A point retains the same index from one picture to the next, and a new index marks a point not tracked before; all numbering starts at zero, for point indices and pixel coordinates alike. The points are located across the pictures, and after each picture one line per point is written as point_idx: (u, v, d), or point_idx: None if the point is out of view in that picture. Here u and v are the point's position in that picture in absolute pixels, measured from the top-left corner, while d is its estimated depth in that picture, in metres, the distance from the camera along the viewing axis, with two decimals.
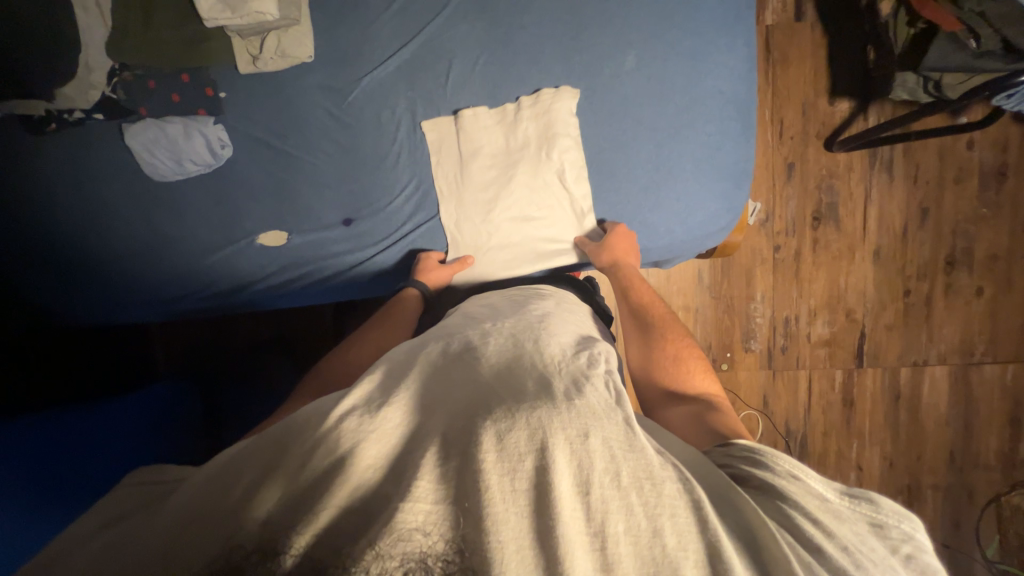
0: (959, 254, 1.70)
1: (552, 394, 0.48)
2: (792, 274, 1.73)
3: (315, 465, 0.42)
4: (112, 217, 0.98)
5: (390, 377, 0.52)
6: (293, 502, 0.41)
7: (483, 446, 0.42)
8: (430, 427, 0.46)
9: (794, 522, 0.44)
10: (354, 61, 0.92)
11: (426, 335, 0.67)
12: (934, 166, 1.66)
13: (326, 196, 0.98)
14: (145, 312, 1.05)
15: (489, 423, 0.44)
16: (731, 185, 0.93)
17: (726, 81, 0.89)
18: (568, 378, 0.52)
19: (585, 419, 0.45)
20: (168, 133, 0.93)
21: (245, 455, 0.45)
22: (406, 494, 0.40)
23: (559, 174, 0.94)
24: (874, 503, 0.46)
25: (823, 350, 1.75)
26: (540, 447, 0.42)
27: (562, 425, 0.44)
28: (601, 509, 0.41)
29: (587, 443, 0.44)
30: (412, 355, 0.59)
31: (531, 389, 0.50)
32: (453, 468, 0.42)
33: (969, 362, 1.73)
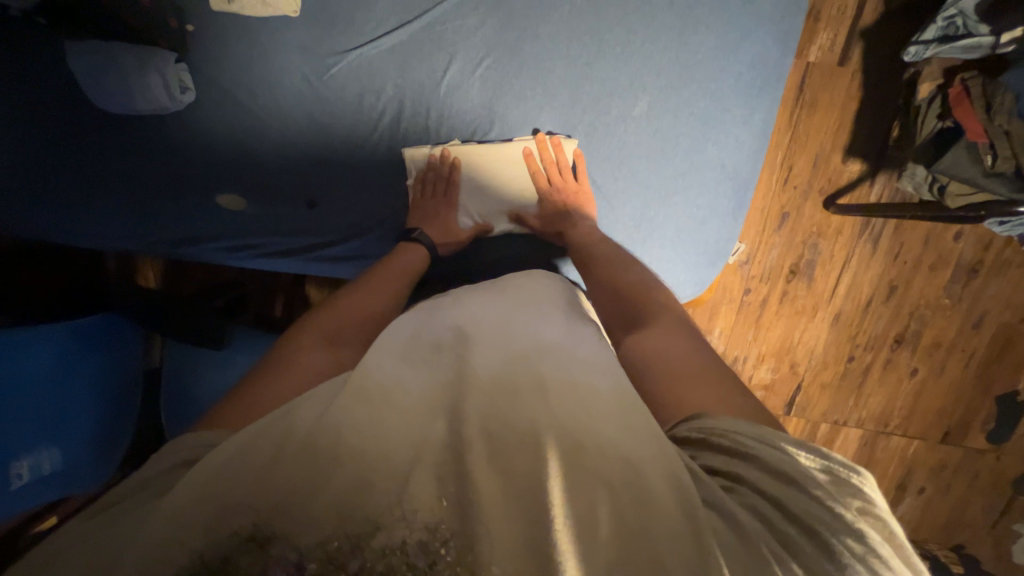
0: (908, 335, 1.77)
1: (547, 404, 0.50)
2: (753, 318, 1.77)
3: (316, 449, 0.44)
4: (56, 137, 0.89)
5: (379, 370, 0.54)
6: (291, 491, 0.42)
7: (476, 447, 0.45)
8: (427, 423, 0.48)
9: (764, 513, 0.44)
10: (345, 29, 0.83)
11: (417, 321, 0.68)
12: (917, 248, 1.68)
13: (293, 170, 0.91)
14: (98, 245, 0.96)
15: (483, 428, 0.47)
16: (706, 259, 0.89)
17: (731, 154, 0.84)
18: (565, 385, 0.54)
19: (576, 430, 0.48)
20: (119, 63, 0.82)
21: (244, 448, 0.45)
22: (403, 492, 0.42)
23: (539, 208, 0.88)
24: (829, 458, 0.48)
25: (758, 392, 1.85)
26: (531, 452, 0.45)
27: (555, 435, 0.47)
28: (590, 515, 0.42)
29: (579, 452, 0.46)
30: (406, 347, 0.60)
31: (528, 391, 0.52)
32: (449, 464, 0.44)
33: (881, 431, 1.87)
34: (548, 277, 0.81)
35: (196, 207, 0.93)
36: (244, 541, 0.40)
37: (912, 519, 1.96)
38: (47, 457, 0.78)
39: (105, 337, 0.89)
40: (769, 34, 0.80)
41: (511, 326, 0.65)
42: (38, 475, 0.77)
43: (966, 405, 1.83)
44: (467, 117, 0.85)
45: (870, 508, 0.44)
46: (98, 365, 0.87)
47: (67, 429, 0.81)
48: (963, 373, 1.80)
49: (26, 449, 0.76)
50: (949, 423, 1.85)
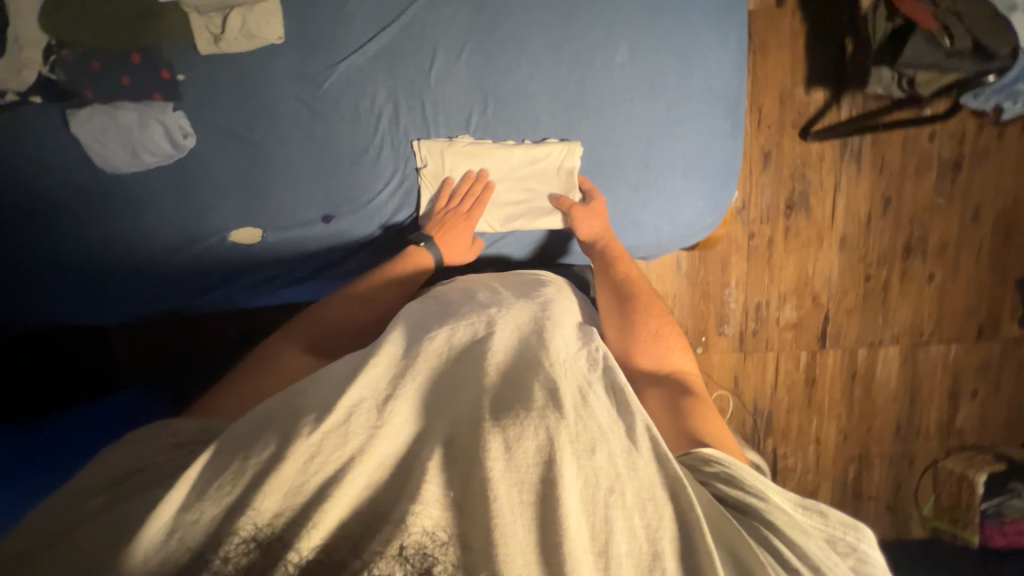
0: (915, 242, 1.80)
1: (559, 405, 0.55)
2: (765, 261, 1.79)
3: (330, 463, 0.49)
4: (64, 213, 0.89)
5: (391, 371, 0.58)
6: (303, 503, 0.48)
7: (494, 456, 0.51)
8: (433, 424, 0.55)
9: (769, 538, 0.53)
10: (328, 45, 0.86)
11: (415, 317, 0.72)
12: (897, 157, 1.74)
13: (302, 193, 0.92)
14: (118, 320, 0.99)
15: (500, 433, 0.53)
16: (718, 183, 0.92)
17: (716, 78, 0.88)
18: (574, 386, 0.59)
19: (593, 436, 0.54)
20: (120, 121, 0.84)
21: (233, 446, 0.51)
22: (418, 501, 0.49)
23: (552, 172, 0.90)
24: (829, 515, 0.58)
25: (789, 333, 1.85)
26: (550, 461, 0.51)
27: (572, 439, 0.53)
28: (604, 525, 0.50)
29: (593, 457, 0.53)
30: (410, 339, 0.65)
31: (536, 396, 0.57)
32: (468, 468, 0.52)
33: (918, 342, 1.87)
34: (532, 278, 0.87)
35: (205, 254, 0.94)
36: (244, 542, 0.47)
37: (975, 424, 1.92)
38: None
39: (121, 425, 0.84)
40: None
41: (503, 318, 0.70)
42: None
43: (990, 297, 1.85)
44: (460, 102, 0.88)
45: (863, 564, 0.54)
46: None
47: None
48: (977, 266, 1.82)
49: None
50: (980, 319, 1.86)
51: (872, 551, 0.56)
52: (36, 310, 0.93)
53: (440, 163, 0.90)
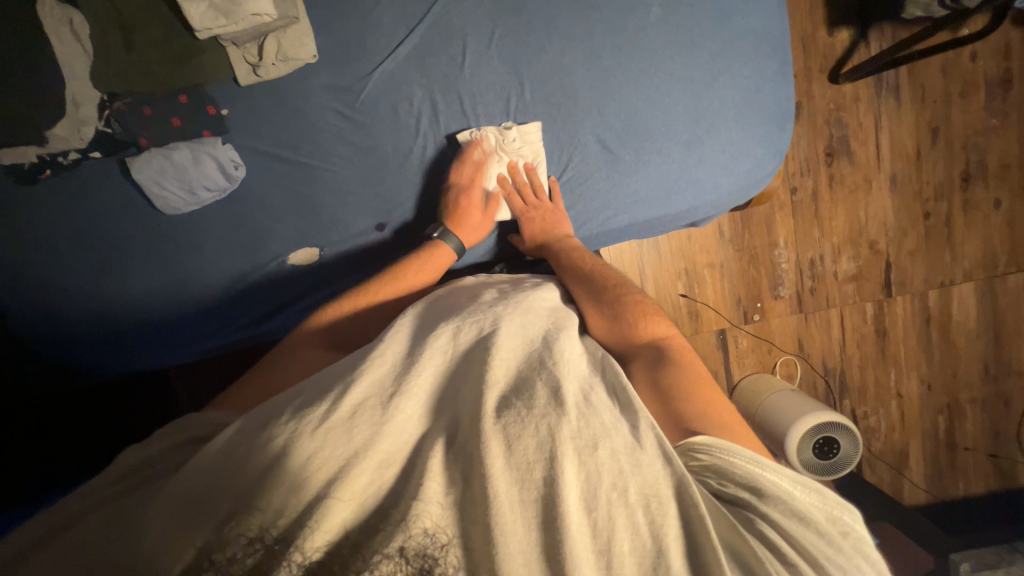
0: (973, 169, 1.69)
1: (562, 403, 0.51)
2: (812, 215, 1.71)
3: (336, 457, 0.47)
4: (131, 261, 0.92)
5: (391, 369, 0.56)
6: (296, 507, 0.46)
7: (493, 452, 0.47)
8: (428, 431, 0.52)
9: (763, 532, 0.47)
10: (359, 55, 0.87)
11: (421, 316, 0.67)
12: (939, 84, 1.64)
13: (352, 203, 0.92)
14: (180, 361, 0.99)
15: (501, 426, 0.49)
16: (773, 127, 0.88)
17: (756, 19, 0.84)
18: (579, 386, 0.55)
19: (596, 433, 0.50)
20: (175, 160, 0.86)
21: (233, 448, 0.50)
22: (417, 499, 0.46)
23: (601, 143, 0.88)
24: (824, 493, 0.52)
25: (850, 285, 1.76)
26: (553, 457, 0.47)
27: (573, 436, 0.49)
28: (606, 524, 0.45)
29: (596, 454, 0.48)
30: (416, 335, 0.62)
31: (538, 391, 0.53)
32: (467, 469, 0.48)
33: (993, 274, 1.75)
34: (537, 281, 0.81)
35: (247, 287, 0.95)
36: (252, 544, 0.45)
37: None
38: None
39: None
40: None
41: (508, 315, 0.65)
42: None
43: None
44: (497, 88, 0.87)
45: (861, 546, 0.49)
46: None
47: None
48: None
49: None
50: None
51: (861, 528, 0.52)
52: (111, 360, 0.95)
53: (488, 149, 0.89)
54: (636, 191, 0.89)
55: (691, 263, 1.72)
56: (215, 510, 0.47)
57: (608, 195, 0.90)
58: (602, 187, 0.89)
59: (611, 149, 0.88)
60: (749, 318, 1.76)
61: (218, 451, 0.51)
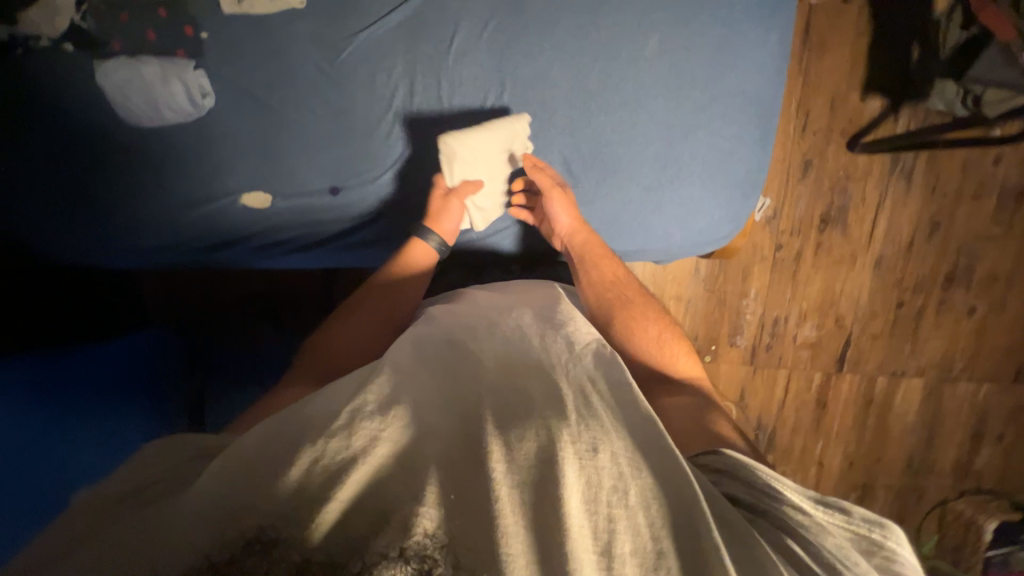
0: (960, 271, 1.67)
1: (563, 410, 0.53)
2: (789, 275, 1.71)
3: (334, 463, 0.47)
4: (82, 158, 0.91)
5: (396, 375, 0.57)
6: (309, 515, 0.44)
7: (495, 458, 0.49)
8: (428, 440, 0.51)
9: (784, 544, 0.49)
10: (351, 13, 0.85)
11: (419, 333, 0.69)
12: (954, 179, 1.60)
13: (313, 160, 0.91)
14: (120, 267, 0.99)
15: (501, 436, 0.50)
16: (738, 193, 0.87)
17: (750, 80, 0.82)
18: (577, 388, 0.56)
19: (595, 434, 0.51)
20: (143, 75, 0.85)
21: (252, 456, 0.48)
22: (419, 498, 0.46)
23: (564, 164, 0.86)
24: (850, 508, 0.52)
25: (806, 352, 1.78)
26: (552, 461, 0.48)
27: (574, 438, 0.50)
28: (606, 525, 0.47)
29: (596, 457, 0.50)
30: (418, 350, 0.64)
31: (538, 396, 0.55)
32: (469, 473, 0.49)
33: (946, 377, 1.77)
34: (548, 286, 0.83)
35: (215, 211, 0.94)
36: (250, 544, 0.43)
37: (994, 469, 1.83)
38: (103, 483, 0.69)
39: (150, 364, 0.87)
40: None
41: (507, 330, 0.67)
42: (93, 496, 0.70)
43: None
44: (477, 83, 0.85)
45: (891, 564, 0.48)
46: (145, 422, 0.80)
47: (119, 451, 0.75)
48: None
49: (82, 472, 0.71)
50: (1019, 360, 1.74)
51: (901, 548, 0.50)
52: (41, 248, 0.94)
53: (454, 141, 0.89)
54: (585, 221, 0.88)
55: (659, 290, 1.74)
56: (225, 515, 0.44)
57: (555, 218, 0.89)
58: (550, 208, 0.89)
59: (570, 174, 0.86)
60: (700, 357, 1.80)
61: (223, 460, 0.48)
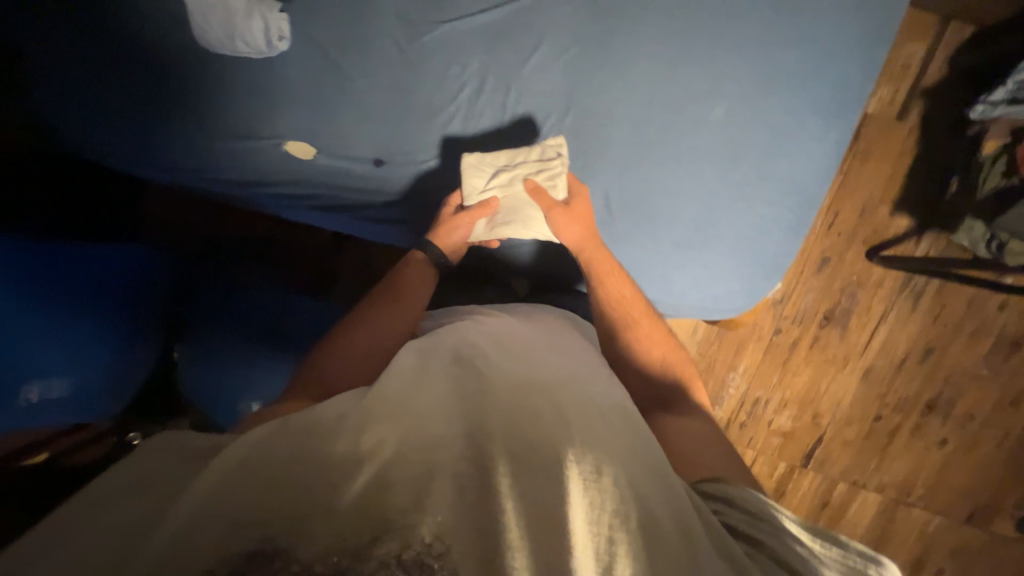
0: (941, 402, 1.70)
1: (568, 436, 0.53)
2: (780, 361, 1.74)
3: (337, 463, 0.47)
4: (140, 64, 0.91)
5: (398, 382, 0.57)
6: (319, 516, 0.44)
7: (498, 472, 0.48)
8: (438, 451, 0.49)
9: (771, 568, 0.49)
10: (442, 2, 0.86)
11: (426, 336, 0.69)
12: (958, 313, 1.64)
13: (365, 129, 0.92)
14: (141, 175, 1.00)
15: (503, 454, 0.50)
16: (761, 273, 0.88)
17: (801, 171, 0.83)
18: (579, 414, 0.56)
19: (597, 458, 0.51)
20: (228, 2, 0.86)
21: (249, 460, 0.47)
22: (422, 503, 0.45)
23: (603, 199, 0.88)
24: (847, 544, 0.52)
25: (776, 439, 1.80)
26: (553, 482, 0.49)
27: (578, 463, 0.50)
28: (608, 549, 0.46)
29: (600, 479, 0.50)
30: (422, 353, 0.64)
31: (545, 418, 0.54)
32: (476, 492, 0.47)
33: (902, 500, 1.78)
34: (557, 315, 0.84)
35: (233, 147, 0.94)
36: (251, 550, 0.42)
37: None
38: (59, 383, 0.71)
39: (138, 282, 0.85)
40: (853, 58, 0.80)
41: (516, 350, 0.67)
42: (47, 399, 0.70)
43: (997, 487, 1.73)
44: (543, 101, 0.87)
45: None
46: (117, 338, 0.78)
47: (87, 356, 0.74)
48: (996, 453, 1.71)
49: (42, 369, 0.70)
50: (977, 503, 1.75)
51: None
52: (77, 138, 0.97)
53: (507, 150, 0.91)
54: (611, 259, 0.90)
55: None
56: (224, 520, 0.43)
57: None
58: None
59: (606, 209, 0.88)
60: None
61: (219, 464, 0.47)
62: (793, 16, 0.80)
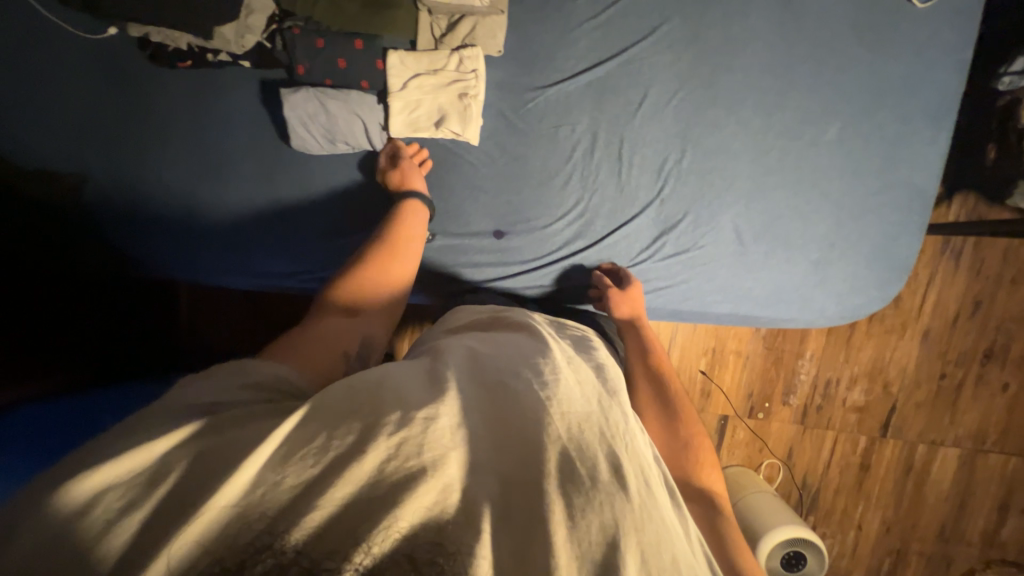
0: (997, 349, 1.79)
1: (633, 483, 0.42)
2: (844, 339, 1.79)
3: (372, 481, 0.37)
4: (235, 175, 0.89)
5: (460, 385, 0.48)
6: (350, 514, 0.36)
7: (549, 518, 0.38)
8: (478, 472, 0.41)
9: None
10: (544, 66, 0.86)
11: (478, 344, 0.59)
12: (996, 265, 1.73)
13: (481, 202, 0.90)
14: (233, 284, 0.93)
15: (559, 494, 0.40)
16: (897, 276, 0.90)
17: (920, 173, 0.86)
18: (644, 468, 0.46)
19: (661, 524, 0.41)
20: (329, 110, 0.83)
21: (322, 436, 0.40)
22: (453, 539, 0.36)
23: (737, 232, 0.88)
24: None
25: (853, 415, 1.84)
26: (609, 544, 0.38)
27: (638, 526, 0.39)
28: None
29: (659, 555, 0.39)
30: (483, 358, 0.54)
31: (609, 457, 0.44)
32: (520, 528, 0.38)
33: (979, 449, 1.85)
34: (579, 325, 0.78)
35: (313, 230, 0.90)
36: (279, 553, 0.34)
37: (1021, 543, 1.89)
38: None
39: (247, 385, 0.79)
40: (950, 64, 0.84)
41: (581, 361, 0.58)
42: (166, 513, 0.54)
43: None
44: (659, 147, 0.87)
45: None
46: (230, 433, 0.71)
47: None
48: None
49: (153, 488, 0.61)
50: None
51: None
52: (163, 262, 0.91)
53: (629, 197, 0.88)
54: (750, 288, 0.90)
55: (720, 344, 1.79)
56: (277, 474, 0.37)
57: (719, 282, 0.90)
58: (714, 273, 0.90)
59: (739, 244, 0.89)
60: (753, 413, 1.84)
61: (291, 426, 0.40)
62: (885, 33, 0.84)
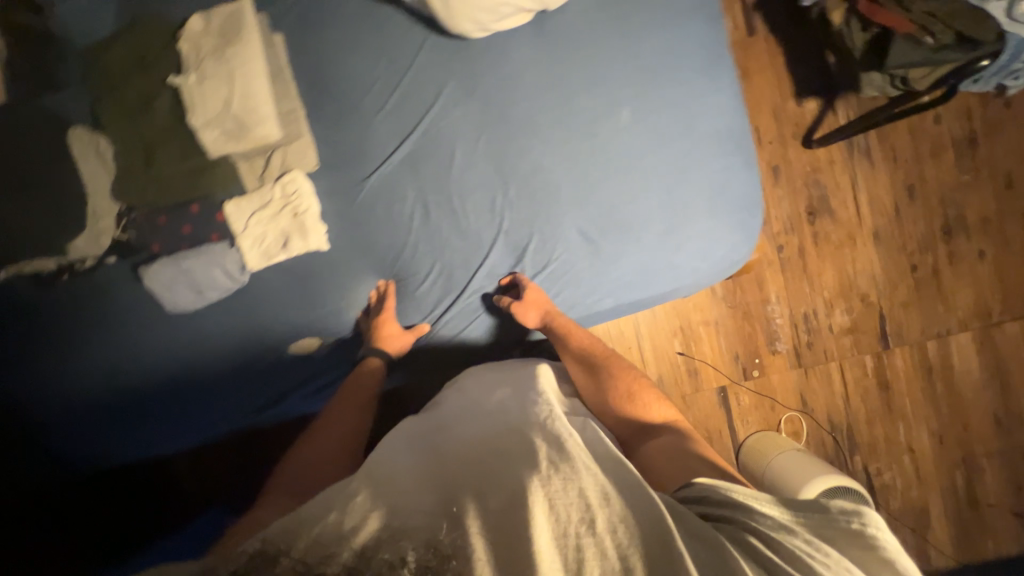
0: (952, 222, 1.64)
1: (535, 459, 0.57)
2: (801, 269, 1.61)
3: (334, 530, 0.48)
4: (132, 354, 0.95)
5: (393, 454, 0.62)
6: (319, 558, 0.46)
7: (468, 511, 0.51)
8: (415, 498, 0.54)
9: (759, 550, 0.51)
10: (359, 162, 0.95)
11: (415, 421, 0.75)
12: (908, 146, 1.65)
13: (349, 295, 0.97)
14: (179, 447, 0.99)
15: (473, 496, 0.53)
16: (747, 213, 0.93)
17: (718, 120, 0.93)
18: (549, 443, 0.60)
19: (564, 475, 0.54)
20: (186, 269, 0.92)
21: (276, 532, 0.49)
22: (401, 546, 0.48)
23: (582, 234, 0.93)
24: (830, 507, 0.54)
25: (847, 339, 1.62)
26: (520, 504, 0.51)
27: (543, 483, 0.53)
28: (578, 553, 0.49)
29: (563, 494, 0.53)
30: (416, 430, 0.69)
31: (514, 453, 0.58)
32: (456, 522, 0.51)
33: (991, 324, 1.63)
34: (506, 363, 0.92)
35: (226, 372, 0.97)
36: None
37: None
38: None
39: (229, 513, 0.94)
40: (697, 25, 0.93)
41: (492, 402, 0.73)
42: None
43: None
44: (484, 189, 0.94)
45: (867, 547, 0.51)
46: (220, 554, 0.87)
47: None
48: None
49: None
50: None
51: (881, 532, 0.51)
52: (116, 453, 0.97)
53: (476, 242, 0.94)
54: (618, 278, 0.93)
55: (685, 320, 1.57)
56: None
57: (586, 283, 0.94)
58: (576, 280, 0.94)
59: (588, 245, 0.93)
60: (748, 373, 1.58)
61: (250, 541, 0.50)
62: (632, 20, 0.92)
